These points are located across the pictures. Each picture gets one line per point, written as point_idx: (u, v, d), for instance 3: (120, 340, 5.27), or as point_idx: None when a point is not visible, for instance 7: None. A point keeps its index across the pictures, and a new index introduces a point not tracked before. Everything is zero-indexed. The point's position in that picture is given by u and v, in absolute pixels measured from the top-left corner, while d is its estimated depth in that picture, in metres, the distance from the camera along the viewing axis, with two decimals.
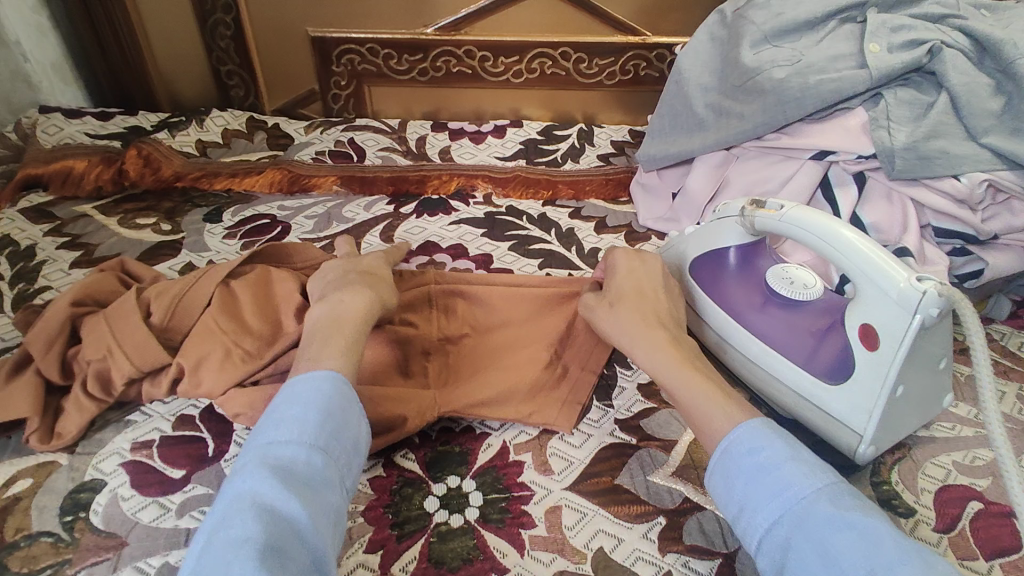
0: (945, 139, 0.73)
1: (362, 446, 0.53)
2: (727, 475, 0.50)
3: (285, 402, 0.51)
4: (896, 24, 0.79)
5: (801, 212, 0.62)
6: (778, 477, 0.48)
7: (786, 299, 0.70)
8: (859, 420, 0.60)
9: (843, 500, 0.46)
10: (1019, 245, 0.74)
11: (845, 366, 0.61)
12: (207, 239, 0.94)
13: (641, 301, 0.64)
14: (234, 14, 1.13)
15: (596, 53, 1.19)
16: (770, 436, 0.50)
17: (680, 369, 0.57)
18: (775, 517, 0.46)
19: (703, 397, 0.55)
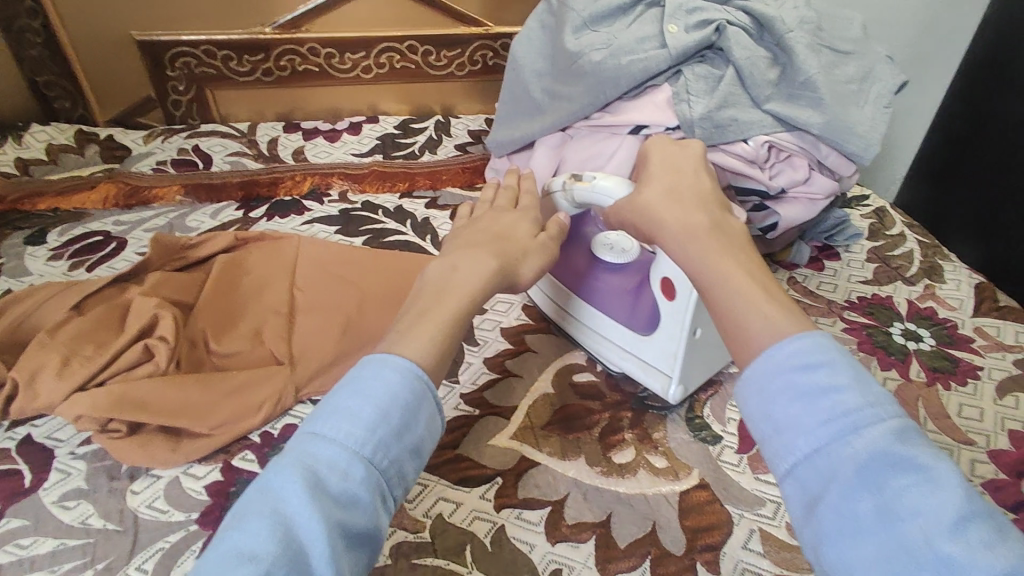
0: (734, 108, 0.81)
1: (423, 451, 0.46)
2: (767, 394, 0.43)
3: (347, 385, 0.45)
4: (691, 6, 0.87)
5: (609, 180, 0.67)
6: (838, 406, 0.40)
7: (609, 262, 0.74)
8: (669, 363, 0.67)
9: (910, 435, 0.39)
10: (804, 197, 0.84)
11: (654, 320, 0.67)
12: (28, 264, 0.87)
13: (682, 203, 0.58)
14: (44, 19, 1.06)
15: (443, 45, 1.21)
16: (834, 355, 0.42)
17: (719, 252, 0.53)
18: (820, 445, 0.40)
19: (738, 287, 0.50)
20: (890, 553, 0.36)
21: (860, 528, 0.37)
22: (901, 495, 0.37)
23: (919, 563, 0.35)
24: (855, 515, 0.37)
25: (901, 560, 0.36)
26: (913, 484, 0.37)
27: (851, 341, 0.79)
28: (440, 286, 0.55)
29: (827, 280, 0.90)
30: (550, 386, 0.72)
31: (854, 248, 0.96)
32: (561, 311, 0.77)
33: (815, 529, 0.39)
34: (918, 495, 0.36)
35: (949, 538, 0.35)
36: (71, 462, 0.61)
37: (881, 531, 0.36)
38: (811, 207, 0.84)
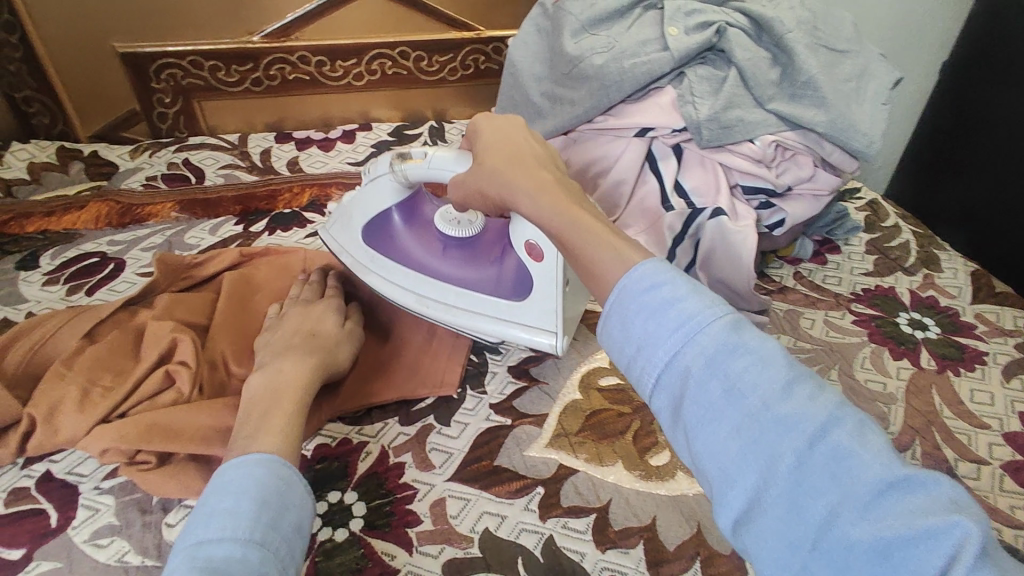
0: (740, 109, 0.82)
1: (304, 530, 0.45)
2: (627, 316, 0.39)
3: (212, 492, 0.43)
4: (689, 8, 0.88)
5: (442, 153, 0.67)
6: (681, 310, 0.37)
7: (456, 240, 0.74)
8: (550, 321, 0.68)
9: (741, 323, 0.37)
10: (809, 194, 0.87)
11: (525, 280, 0.68)
12: (23, 290, 0.83)
13: (520, 160, 0.58)
14: (20, 32, 1.01)
15: (434, 50, 1.20)
16: (669, 266, 0.40)
17: (566, 209, 0.53)
18: (676, 352, 0.37)
19: (585, 233, 0.50)
20: (742, 435, 0.34)
21: (713, 423, 0.35)
22: (740, 376, 0.35)
23: (768, 434, 0.33)
24: (705, 411, 0.35)
25: (750, 433, 0.34)
26: (749, 363, 0.35)
27: (862, 333, 0.82)
28: (270, 389, 0.57)
29: (832, 274, 0.92)
30: (577, 391, 0.72)
31: (853, 240, 0.99)
32: (423, 298, 0.74)
33: (690, 445, 0.36)
34: (755, 372, 0.35)
35: (784, 402, 0.34)
36: (97, 497, 0.59)
37: (732, 416, 0.35)
38: (816, 203, 0.87)
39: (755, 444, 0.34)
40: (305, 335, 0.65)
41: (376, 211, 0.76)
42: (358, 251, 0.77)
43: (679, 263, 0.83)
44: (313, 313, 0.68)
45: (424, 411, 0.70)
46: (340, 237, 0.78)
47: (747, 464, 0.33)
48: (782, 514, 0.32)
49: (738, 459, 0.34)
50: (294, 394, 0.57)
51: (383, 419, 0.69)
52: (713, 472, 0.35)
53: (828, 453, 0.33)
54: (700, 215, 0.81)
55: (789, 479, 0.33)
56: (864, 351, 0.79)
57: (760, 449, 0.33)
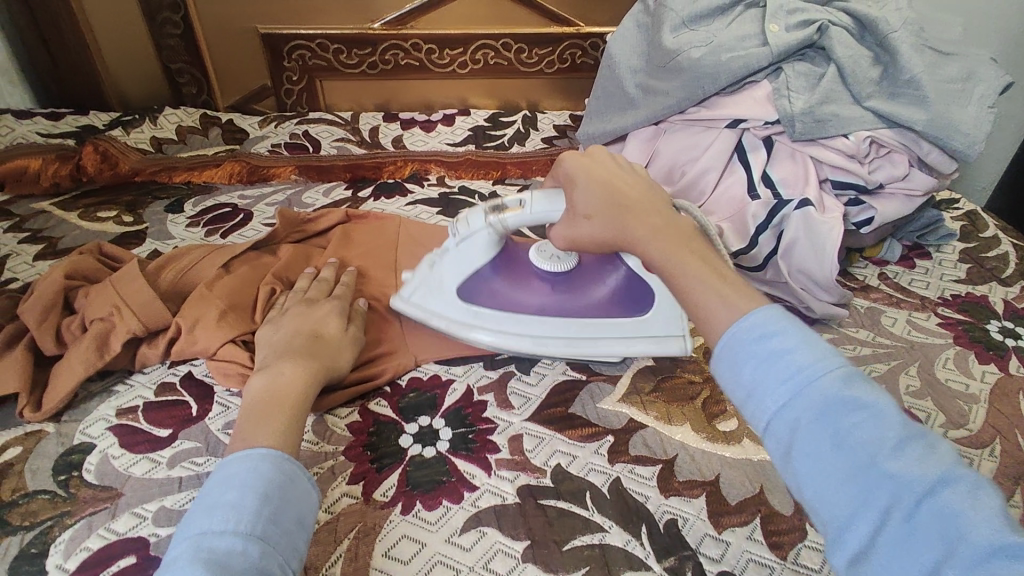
0: (835, 105, 0.84)
1: (306, 523, 0.51)
2: (737, 364, 0.47)
3: (217, 484, 0.50)
4: (792, 7, 0.90)
5: (542, 195, 0.68)
6: (792, 362, 0.44)
7: (561, 276, 0.74)
8: (676, 325, 0.73)
9: (852, 378, 0.43)
10: (901, 193, 0.86)
11: (642, 295, 0.72)
12: (170, 228, 0.97)
13: (623, 207, 0.62)
14: (183, 13, 1.17)
15: (535, 44, 1.27)
16: (785, 320, 0.47)
17: (676, 254, 0.58)
18: (785, 400, 0.44)
19: (701, 280, 0.55)
20: (852, 482, 0.40)
21: (825, 470, 0.42)
22: (854, 432, 0.41)
23: (883, 488, 0.39)
24: (821, 457, 0.42)
25: (857, 481, 0.40)
26: (865, 421, 0.41)
27: (948, 335, 0.81)
28: (270, 392, 0.59)
29: (919, 277, 0.91)
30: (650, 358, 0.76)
31: (946, 248, 0.97)
32: (541, 338, 0.74)
33: (796, 478, 0.43)
34: (868, 430, 0.41)
35: (895, 459, 0.40)
36: (229, 397, 0.69)
37: (847, 465, 0.41)
38: (908, 203, 0.86)
39: (868, 492, 0.40)
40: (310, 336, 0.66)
41: (469, 271, 0.73)
42: (458, 312, 0.74)
43: (761, 250, 0.85)
44: (315, 315, 0.69)
45: (507, 360, 0.76)
46: (427, 301, 0.75)
47: (855, 503, 0.40)
48: (893, 554, 0.38)
49: (850, 501, 0.40)
50: (288, 401, 0.58)
51: (467, 363, 0.75)
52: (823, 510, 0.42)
53: (937, 506, 0.38)
54: (785, 207, 0.83)
55: (899, 526, 0.38)
56: (947, 352, 0.79)
57: (876, 495, 0.39)
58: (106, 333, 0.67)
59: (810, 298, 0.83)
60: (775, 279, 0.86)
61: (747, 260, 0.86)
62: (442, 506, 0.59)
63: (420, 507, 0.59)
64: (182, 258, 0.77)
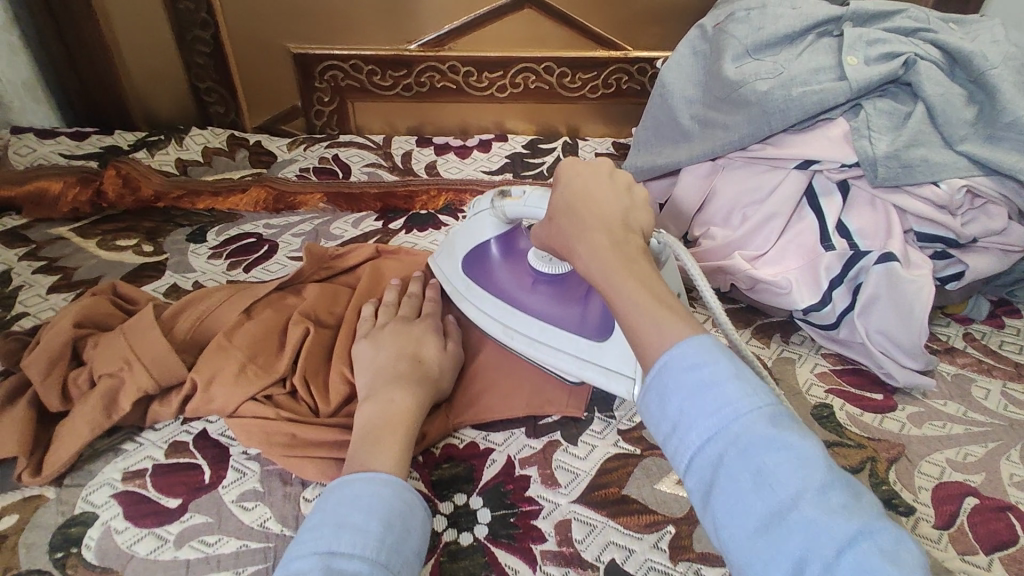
0: (925, 148, 0.75)
1: (421, 555, 0.49)
2: (663, 391, 0.43)
3: (341, 505, 0.48)
4: (873, 37, 0.81)
5: (540, 193, 0.67)
6: (719, 397, 0.41)
7: (548, 276, 0.71)
8: (631, 367, 0.64)
9: (780, 419, 0.40)
10: (997, 248, 0.77)
11: (608, 320, 0.65)
12: (191, 260, 0.91)
13: (582, 212, 0.57)
14: (213, 30, 1.12)
15: (578, 68, 1.20)
16: (717, 350, 0.43)
17: (618, 270, 0.51)
18: (708, 435, 0.40)
19: (639, 305, 0.48)
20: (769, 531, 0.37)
21: (689, 425, 0.41)
22: (773, 474, 0.37)
23: (738, 438, 0.39)
24: (688, 416, 0.41)
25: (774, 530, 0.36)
26: (786, 462, 0.38)
27: None
28: (381, 417, 0.58)
29: (1010, 340, 0.81)
30: None
31: None
32: (507, 327, 0.72)
33: (714, 520, 0.39)
34: (789, 473, 0.37)
35: (813, 506, 0.36)
36: (246, 462, 0.62)
37: (709, 421, 0.40)
38: (1003, 259, 0.77)
39: (724, 441, 0.40)
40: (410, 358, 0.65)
41: (475, 240, 0.75)
42: (456, 278, 0.76)
43: (835, 308, 0.77)
44: (414, 334, 0.68)
45: (552, 427, 0.68)
46: (445, 266, 0.78)
47: (711, 451, 0.40)
48: (741, 499, 0.38)
49: (709, 452, 0.40)
50: (400, 426, 0.57)
51: (508, 429, 0.68)
52: (686, 462, 0.41)
53: (784, 454, 0.38)
54: (864, 258, 0.74)
55: (745, 472, 0.38)
56: None
57: (731, 446, 0.39)
58: (116, 388, 0.61)
59: (891, 362, 0.74)
60: (850, 338, 0.77)
61: (818, 318, 0.78)
62: None
63: None
64: (201, 299, 0.71)
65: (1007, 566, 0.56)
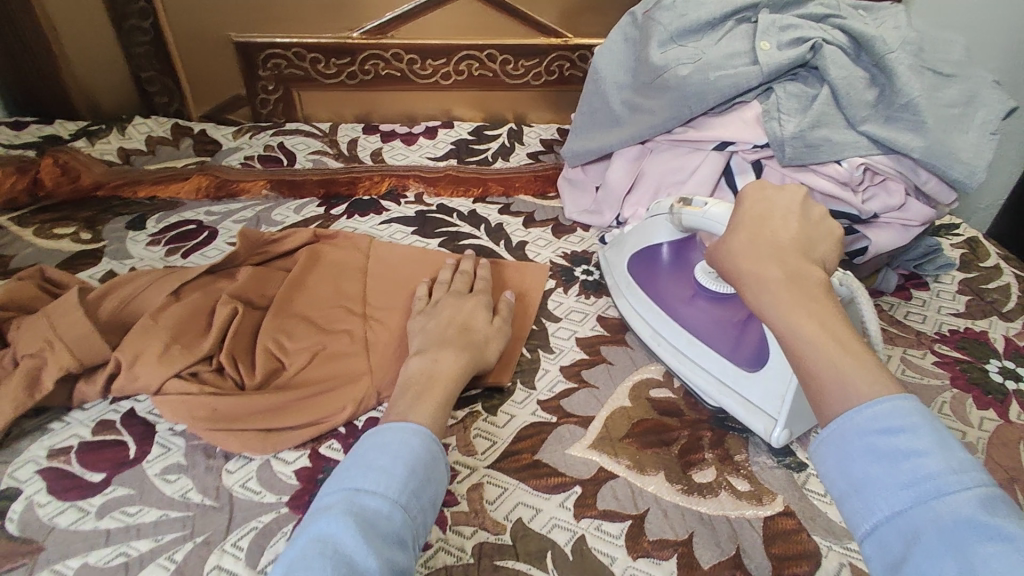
0: (827, 128, 0.79)
1: (437, 503, 0.52)
2: (846, 453, 0.42)
3: (374, 446, 0.52)
4: (785, 23, 0.85)
5: (723, 207, 0.68)
6: (916, 467, 0.39)
7: (712, 293, 0.74)
8: (775, 405, 0.64)
9: (999, 507, 0.36)
10: (898, 223, 0.82)
11: (764, 352, 0.66)
12: (129, 246, 0.92)
13: (760, 243, 0.54)
14: (152, 20, 1.12)
15: (521, 55, 1.23)
16: (923, 421, 0.41)
17: (791, 308, 0.49)
18: (906, 506, 0.39)
19: (825, 343, 0.46)
20: None
21: (877, 493, 0.40)
22: (982, 565, 0.34)
23: (938, 518, 0.37)
24: (874, 483, 0.41)
25: None
26: (998, 554, 0.34)
27: (944, 376, 0.76)
28: (428, 374, 0.62)
29: (916, 310, 0.87)
30: (626, 398, 0.72)
31: (944, 278, 0.92)
32: (658, 336, 0.76)
33: None
34: (1002, 566, 0.34)
35: None
36: (171, 438, 0.64)
37: (900, 493, 0.39)
38: (904, 234, 0.82)
39: (922, 519, 0.38)
40: (457, 328, 0.69)
41: (647, 243, 0.80)
42: (622, 277, 0.83)
43: None
44: (466, 306, 0.72)
45: (474, 397, 0.71)
46: (613, 260, 0.86)
47: (906, 525, 0.38)
48: None
49: (903, 523, 0.39)
50: (441, 385, 0.61)
51: None
52: (871, 526, 0.40)
53: (980, 534, 0.35)
54: None
55: (946, 555, 0.36)
56: (944, 395, 0.74)
57: (927, 524, 0.37)
58: (39, 367, 0.63)
59: None
60: None
61: None
62: None
63: None
64: (128, 281, 0.72)
65: None
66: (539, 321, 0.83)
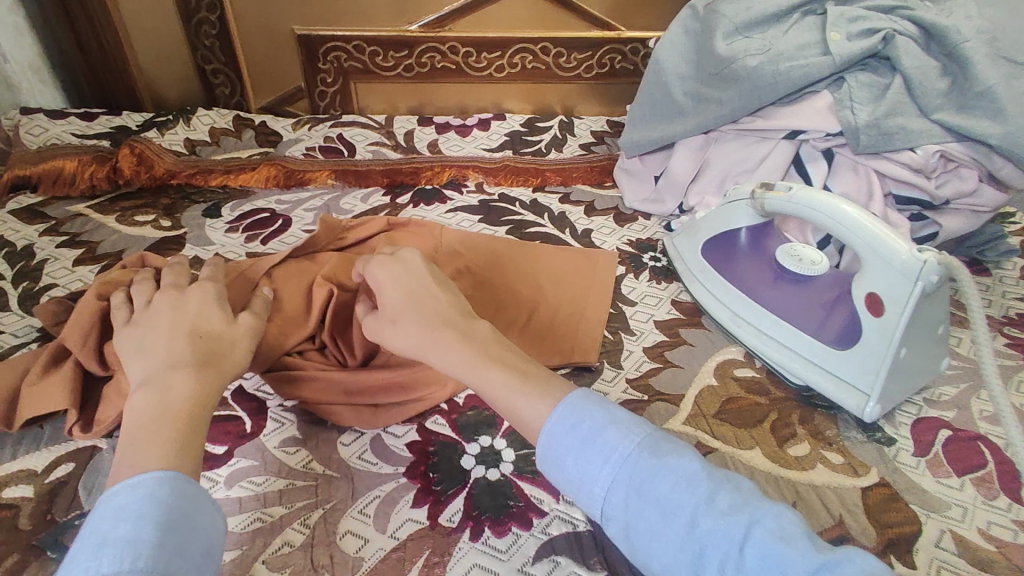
0: (902, 117, 0.81)
1: (213, 551, 0.44)
2: (558, 454, 0.46)
3: (95, 521, 0.41)
4: (854, 15, 0.87)
5: (808, 192, 0.71)
6: (603, 444, 0.45)
7: (795, 276, 0.77)
8: (867, 382, 0.66)
9: (657, 451, 0.44)
10: (968, 209, 0.84)
11: (854, 331, 0.68)
12: (209, 233, 0.94)
13: (421, 312, 0.58)
14: (219, 13, 1.14)
15: (574, 48, 1.25)
16: (589, 404, 0.48)
17: (478, 369, 0.54)
18: (610, 480, 0.44)
19: (515, 392, 0.51)
20: (692, 548, 0.40)
21: (591, 481, 0.45)
22: (670, 499, 0.42)
23: (634, 477, 0.43)
24: (584, 468, 0.45)
25: (694, 550, 0.40)
26: (675, 484, 0.42)
27: (1016, 357, 0.78)
28: (161, 404, 0.50)
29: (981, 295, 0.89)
30: (711, 377, 0.74)
31: (1005, 264, 0.94)
32: (737, 317, 0.78)
33: (646, 558, 0.42)
34: (680, 493, 0.42)
35: (707, 515, 0.41)
36: (284, 413, 0.66)
37: (593, 482, 0.45)
38: (974, 219, 0.85)
39: (624, 484, 0.43)
40: (187, 336, 0.55)
41: (724, 228, 0.83)
42: (695, 262, 0.85)
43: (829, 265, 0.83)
44: (188, 311, 0.58)
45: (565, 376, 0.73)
46: (683, 247, 0.89)
47: (616, 494, 0.44)
48: (653, 530, 0.42)
49: (615, 497, 0.44)
50: (184, 413, 0.50)
51: None
52: (601, 513, 0.44)
53: (669, 476, 0.43)
54: None
55: (650, 509, 0.42)
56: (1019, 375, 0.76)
57: (629, 488, 0.43)
58: None
59: None
60: None
61: None
62: (512, 533, 0.57)
63: (489, 534, 0.57)
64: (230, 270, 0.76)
65: (976, 486, 0.63)
66: (616, 305, 0.85)
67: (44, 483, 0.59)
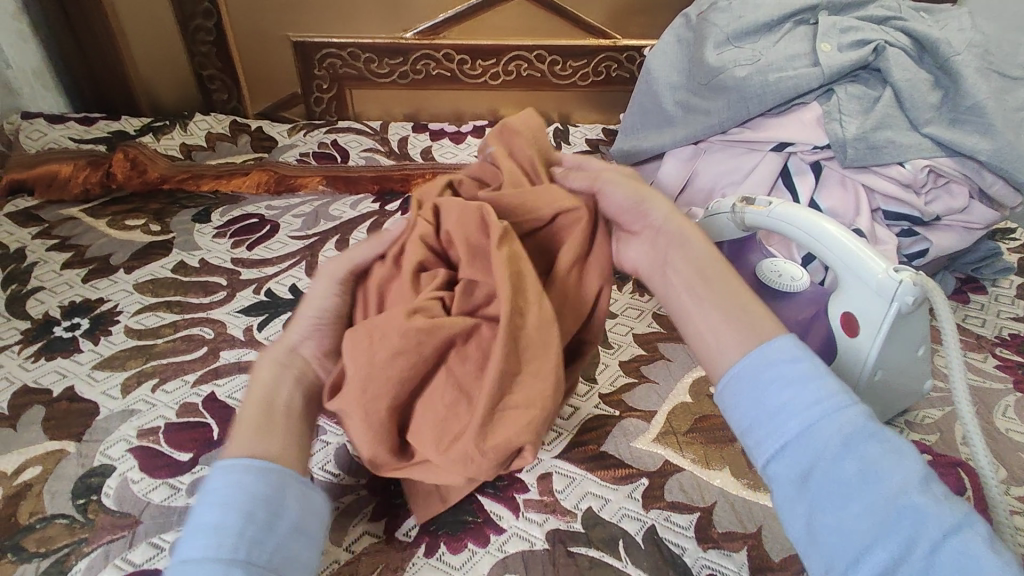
0: (891, 130, 0.80)
1: (306, 529, 0.46)
2: (763, 381, 0.47)
3: (202, 499, 0.44)
4: (845, 25, 0.86)
5: (788, 207, 0.69)
6: (820, 389, 0.45)
7: (775, 292, 0.74)
8: None
9: (873, 418, 0.44)
10: (960, 225, 0.82)
11: (830, 351, 0.66)
12: (197, 238, 0.96)
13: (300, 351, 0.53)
14: (215, 20, 1.16)
15: (569, 56, 1.24)
16: (809, 353, 0.48)
17: (709, 281, 0.56)
18: (810, 422, 0.44)
19: (731, 307, 0.53)
20: (877, 513, 0.39)
21: (788, 414, 0.45)
22: (877, 464, 0.41)
23: (840, 427, 0.43)
24: (787, 405, 0.45)
25: (883, 513, 0.39)
26: (886, 453, 0.41)
27: (1007, 380, 0.76)
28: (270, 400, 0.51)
29: (974, 314, 0.86)
30: (687, 394, 0.73)
31: (1002, 283, 0.91)
32: None
33: (813, 504, 0.42)
34: (890, 462, 0.41)
35: (918, 494, 0.39)
36: None
37: (784, 418, 0.45)
38: (967, 236, 0.82)
39: (828, 430, 0.43)
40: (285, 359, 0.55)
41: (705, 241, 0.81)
42: None
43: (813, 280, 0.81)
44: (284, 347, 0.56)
45: None
46: None
47: (813, 438, 0.43)
48: (844, 482, 0.41)
49: (811, 438, 0.43)
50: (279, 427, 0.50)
51: None
52: (779, 448, 0.44)
53: (881, 443, 0.42)
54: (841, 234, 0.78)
55: (850, 464, 0.41)
56: (1007, 399, 0.73)
57: (835, 435, 0.43)
58: None
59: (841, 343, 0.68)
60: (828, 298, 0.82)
61: None
62: (468, 550, 0.57)
63: (444, 550, 0.56)
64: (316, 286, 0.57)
65: None
66: None
67: (11, 486, 0.61)
